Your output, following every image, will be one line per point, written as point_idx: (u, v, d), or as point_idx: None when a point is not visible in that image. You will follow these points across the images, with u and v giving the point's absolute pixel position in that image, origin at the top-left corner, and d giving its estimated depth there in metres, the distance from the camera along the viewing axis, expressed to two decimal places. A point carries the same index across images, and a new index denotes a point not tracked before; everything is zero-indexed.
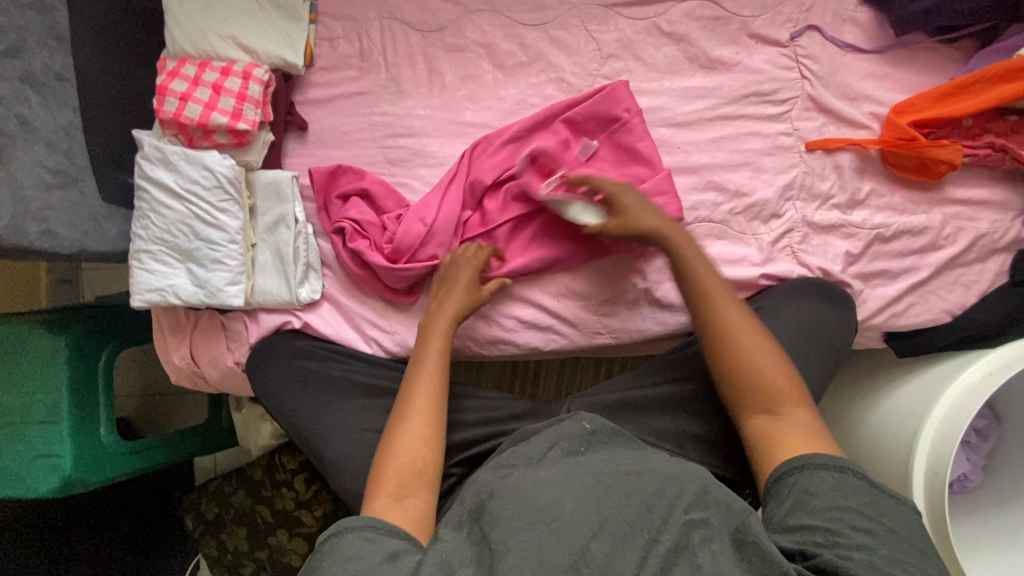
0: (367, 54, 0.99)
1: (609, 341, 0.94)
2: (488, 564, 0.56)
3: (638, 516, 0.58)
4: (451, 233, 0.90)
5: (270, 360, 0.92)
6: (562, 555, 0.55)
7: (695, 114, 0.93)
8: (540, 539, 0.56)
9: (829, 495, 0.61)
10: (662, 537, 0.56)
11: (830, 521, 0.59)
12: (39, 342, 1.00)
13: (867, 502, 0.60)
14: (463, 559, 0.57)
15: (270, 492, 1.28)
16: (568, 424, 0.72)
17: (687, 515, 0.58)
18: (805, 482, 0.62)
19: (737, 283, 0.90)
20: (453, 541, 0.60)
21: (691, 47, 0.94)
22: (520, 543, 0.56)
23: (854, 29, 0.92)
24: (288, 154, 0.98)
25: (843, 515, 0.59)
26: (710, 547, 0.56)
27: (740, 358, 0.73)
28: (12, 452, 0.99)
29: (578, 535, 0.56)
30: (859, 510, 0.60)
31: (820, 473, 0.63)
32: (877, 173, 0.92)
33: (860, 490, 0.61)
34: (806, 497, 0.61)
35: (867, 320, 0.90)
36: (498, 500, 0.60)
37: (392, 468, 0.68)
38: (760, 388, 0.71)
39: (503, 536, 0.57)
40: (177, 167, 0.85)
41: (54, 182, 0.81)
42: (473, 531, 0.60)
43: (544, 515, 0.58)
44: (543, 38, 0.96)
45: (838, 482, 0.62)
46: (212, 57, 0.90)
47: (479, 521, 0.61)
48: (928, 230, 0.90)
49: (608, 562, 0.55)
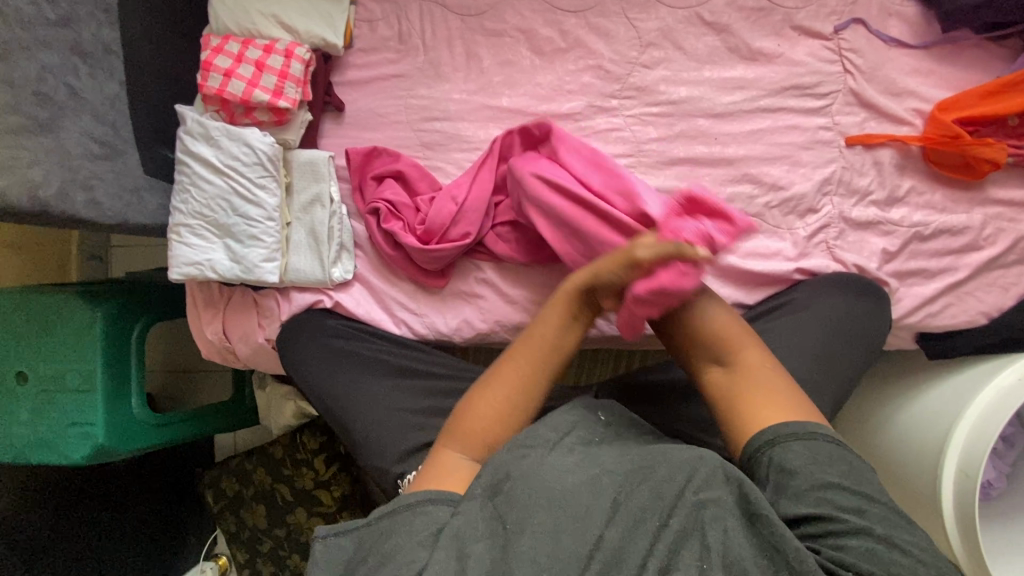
0: (406, 36, 0.99)
1: (638, 332, 0.94)
2: (503, 545, 0.56)
3: (649, 501, 0.57)
4: (482, 214, 0.91)
5: (303, 337, 0.93)
6: (577, 543, 0.55)
7: (734, 105, 0.92)
8: (556, 524, 0.56)
9: (810, 473, 0.58)
10: (672, 522, 0.56)
11: (819, 507, 0.56)
12: (75, 311, 1.01)
13: (843, 470, 0.58)
14: (475, 532, 0.57)
15: (291, 470, 1.29)
16: (585, 414, 0.72)
17: (698, 495, 0.56)
18: (781, 458, 0.60)
19: (770, 277, 0.90)
20: (469, 513, 0.58)
21: (732, 38, 0.93)
22: (536, 527, 0.56)
23: (900, 24, 0.91)
24: (325, 135, 0.99)
25: (830, 498, 0.57)
26: (722, 526, 0.55)
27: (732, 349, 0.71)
28: (48, 419, 1.01)
29: (592, 525, 0.56)
30: (841, 486, 0.57)
31: (793, 445, 0.60)
32: (918, 170, 0.91)
33: (834, 458, 0.59)
34: (786, 479, 0.58)
35: (901, 320, 0.89)
36: (515, 481, 0.59)
37: (460, 437, 0.67)
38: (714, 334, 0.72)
39: (519, 518, 0.57)
40: (218, 143, 0.86)
41: (100, 153, 0.82)
42: (485, 508, 0.58)
43: (560, 501, 0.58)
44: (582, 25, 0.95)
45: (811, 453, 0.59)
46: (254, 35, 0.90)
47: (493, 500, 0.59)
48: (968, 230, 0.89)
49: (620, 551, 0.55)
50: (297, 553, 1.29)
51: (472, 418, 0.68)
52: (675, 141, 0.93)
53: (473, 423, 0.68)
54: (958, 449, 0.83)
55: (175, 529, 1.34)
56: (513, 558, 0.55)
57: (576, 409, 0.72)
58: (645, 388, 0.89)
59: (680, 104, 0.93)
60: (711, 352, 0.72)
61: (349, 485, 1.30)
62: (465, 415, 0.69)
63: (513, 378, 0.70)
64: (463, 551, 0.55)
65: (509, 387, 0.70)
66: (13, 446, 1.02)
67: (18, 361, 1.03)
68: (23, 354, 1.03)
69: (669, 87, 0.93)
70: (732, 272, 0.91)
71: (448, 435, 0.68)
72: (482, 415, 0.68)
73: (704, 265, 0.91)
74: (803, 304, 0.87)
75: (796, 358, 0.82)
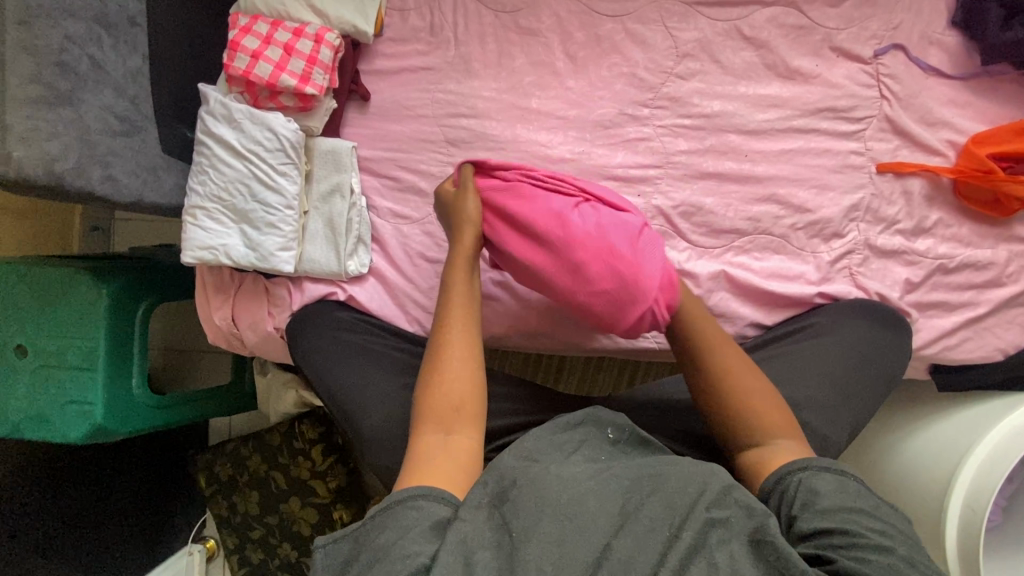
0: (437, 29, 0.97)
1: (653, 345, 0.92)
2: (508, 552, 0.55)
3: (660, 512, 0.57)
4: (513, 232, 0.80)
5: (311, 328, 0.91)
6: (583, 550, 0.54)
7: (767, 124, 0.91)
8: (561, 533, 0.55)
9: (837, 496, 0.58)
10: (683, 535, 0.55)
11: (845, 524, 0.55)
12: (80, 287, 0.99)
13: (871, 502, 0.58)
14: (483, 541, 0.55)
15: (287, 459, 1.27)
16: (593, 430, 0.71)
17: (710, 514, 0.56)
18: (809, 481, 0.59)
19: (791, 299, 0.89)
20: (476, 521, 0.56)
21: (771, 54, 0.92)
22: (543, 535, 0.55)
23: (940, 53, 0.90)
24: (348, 124, 0.97)
25: (854, 517, 0.56)
26: (728, 550, 0.54)
27: (771, 430, 0.66)
28: (45, 395, 0.99)
29: (599, 534, 0.55)
30: (868, 512, 0.56)
31: (824, 474, 0.60)
32: (947, 202, 0.90)
33: (862, 494, 0.59)
34: (811, 497, 0.58)
35: (919, 352, 0.89)
36: (521, 488, 0.58)
37: (436, 420, 0.64)
38: (749, 411, 0.68)
39: (525, 525, 0.56)
40: (241, 125, 0.84)
41: (119, 128, 0.80)
42: (492, 516, 0.58)
43: (567, 510, 0.56)
44: (619, 30, 0.94)
45: (840, 483, 0.59)
46: (284, 17, 0.88)
47: (500, 508, 0.58)
48: (992, 266, 0.89)
49: (628, 559, 0.54)
50: (288, 543, 1.28)
51: (438, 391, 0.66)
52: (704, 155, 0.92)
53: (437, 397, 0.65)
54: (967, 475, 0.81)
55: (163, 510, 1.31)
56: (519, 564, 0.53)
57: (584, 425, 0.71)
58: (658, 404, 0.86)
59: (713, 118, 0.92)
60: (752, 430, 0.67)
61: (347, 477, 1.28)
62: (432, 393, 0.66)
63: (466, 341, 0.70)
64: (470, 556, 0.54)
65: (461, 358, 0.69)
66: (9, 420, 1.00)
67: (18, 334, 1.01)
68: (23, 327, 1.00)
69: (703, 100, 0.92)
70: (753, 292, 0.89)
71: (424, 421, 0.64)
72: (444, 389, 0.66)
73: (725, 284, 0.90)
74: (824, 330, 0.85)
75: (818, 383, 0.81)
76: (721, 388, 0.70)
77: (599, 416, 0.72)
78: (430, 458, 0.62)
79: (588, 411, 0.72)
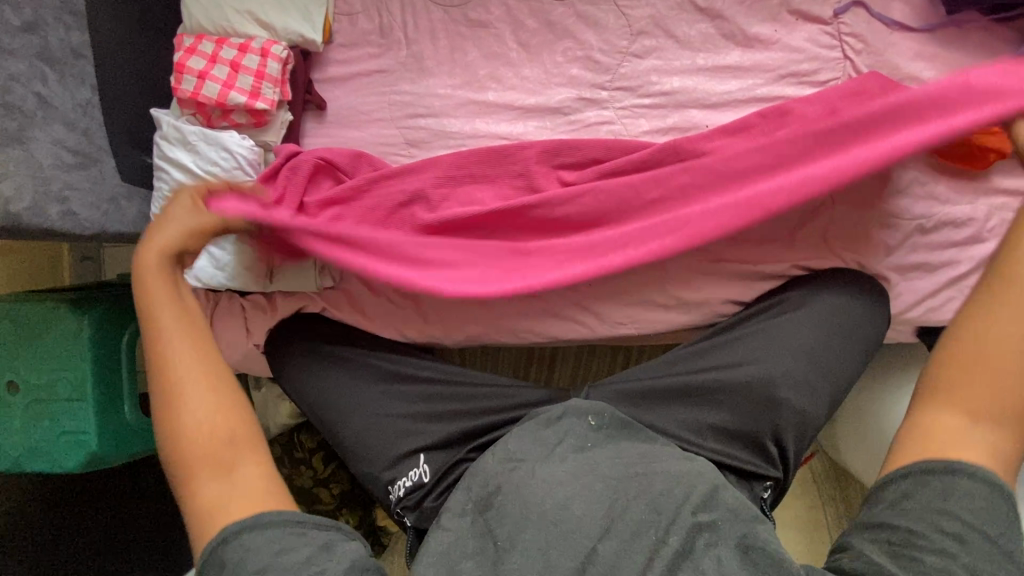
0: (387, 30, 0.97)
1: (631, 332, 0.88)
2: (493, 560, 0.60)
3: (647, 515, 0.60)
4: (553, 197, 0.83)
5: (288, 343, 0.92)
6: (567, 558, 0.58)
7: (728, 95, 0.87)
8: (546, 540, 0.59)
9: (927, 499, 0.56)
10: (671, 539, 0.58)
11: (913, 523, 0.55)
12: (63, 320, 1.00)
13: (979, 508, 0.55)
14: (466, 550, 0.62)
15: (288, 470, 1.25)
16: (574, 420, 0.72)
17: (696, 517, 0.59)
18: (904, 487, 0.58)
19: (765, 274, 0.85)
20: (459, 529, 0.64)
21: (726, 24, 0.89)
22: (526, 543, 0.59)
23: (901, 6, 0.88)
24: (307, 135, 0.95)
25: (934, 519, 0.55)
26: (716, 553, 0.57)
27: (991, 419, 0.58)
28: (39, 429, 1.01)
29: (585, 539, 0.59)
30: (952, 514, 0.55)
31: (929, 479, 0.57)
32: (921, 161, 0.86)
33: (974, 497, 0.55)
34: (899, 500, 0.57)
35: (900, 316, 0.85)
36: (506, 496, 0.64)
37: (206, 468, 0.64)
38: (986, 388, 0.59)
39: (510, 535, 0.61)
40: (195, 147, 0.85)
41: (73, 162, 0.82)
42: (477, 523, 0.64)
43: (553, 516, 0.61)
44: (570, 14, 0.92)
45: (944, 488, 0.56)
46: (229, 33, 0.89)
47: (485, 514, 0.65)
48: (972, 222, 0.84)
49: (614, 563, 0.57)
50: None
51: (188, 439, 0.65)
52: (667, 134, 0.88)
53: (196, 442, 0.65)
54: None
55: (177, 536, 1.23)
56: (504, 572, 0.58)
57: (565, 414, 0.73)
58: (640, 391, 0.82)
59: (673, 95, 0.88)
60: (970, 405, 0.59)
61: (349, 481, 1.27)
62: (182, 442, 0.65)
63: (194, 368, 0.69)
64: (455, 565, 0.61)
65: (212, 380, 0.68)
66: (8, 455, 1.02)
67: (8, 370, 1.03)
68: (11, 364, 1.03)
69: (662, 78, 0.89)
70: (728, 272, 0.86)
71: (193, 477, 0.64)
72: (200, 430, 0.65)
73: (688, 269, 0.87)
74: (800, 303, 0.82)
75: (795, 358, 0.79)
76: (983, 376, 0.59)
77: (578, 407, 0.74)
78: (221, 509, 0.62)
79: (567, 404, 0.74)
